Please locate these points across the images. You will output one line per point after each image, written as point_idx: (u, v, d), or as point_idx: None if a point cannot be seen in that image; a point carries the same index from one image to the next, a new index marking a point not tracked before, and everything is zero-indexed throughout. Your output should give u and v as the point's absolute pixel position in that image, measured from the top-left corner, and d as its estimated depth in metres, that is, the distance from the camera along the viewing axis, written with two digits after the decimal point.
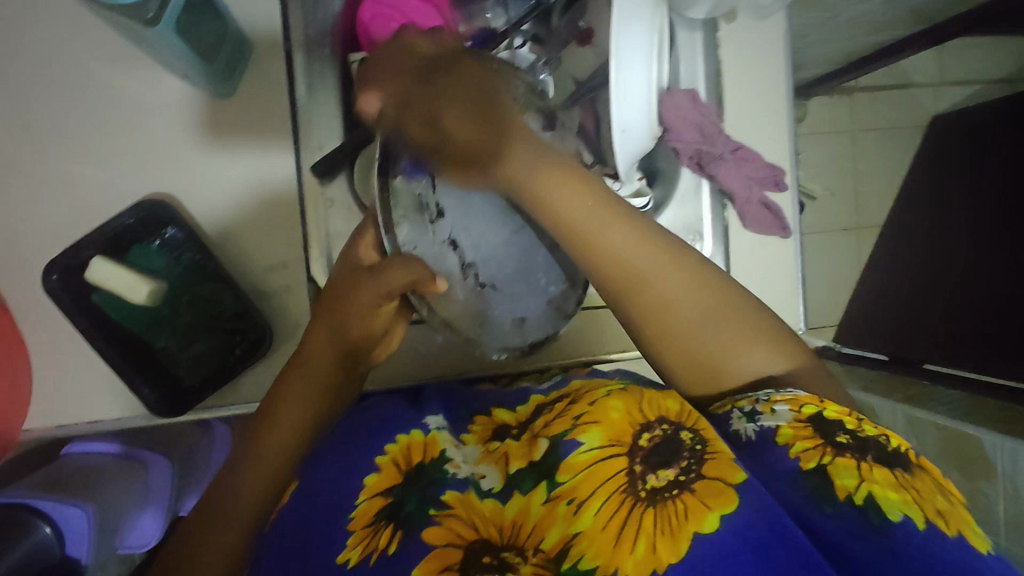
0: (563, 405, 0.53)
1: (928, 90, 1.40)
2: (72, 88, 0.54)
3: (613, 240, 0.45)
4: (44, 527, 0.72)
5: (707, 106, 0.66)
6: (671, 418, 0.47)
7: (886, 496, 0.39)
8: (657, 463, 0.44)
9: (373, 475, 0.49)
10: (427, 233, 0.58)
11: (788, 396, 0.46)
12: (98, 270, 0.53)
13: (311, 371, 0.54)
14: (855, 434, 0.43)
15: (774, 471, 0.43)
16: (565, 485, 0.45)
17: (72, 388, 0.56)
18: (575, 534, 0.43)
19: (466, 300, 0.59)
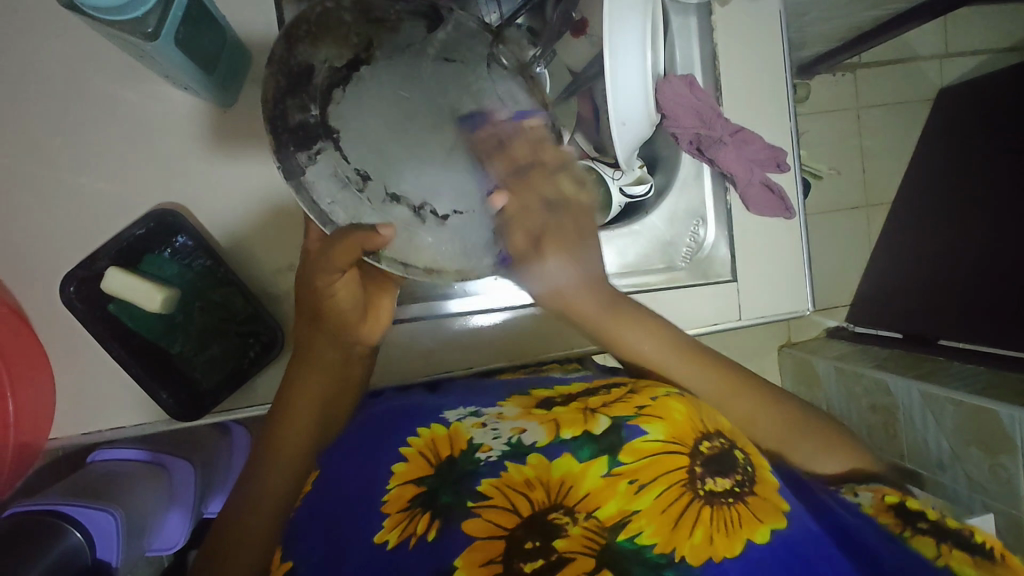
0: (621, 393, 0.56)
1: (935, 62, 1.38)
2: (76, 102, 0.56)
3: (687, 377, 0.61)
4: (74, 533, 0.74)
5: (704, 90, 0.66)
6: (726, 434, 0.52)
7: (963, 567, 0.45)
8: (716, 468, 0.48)
9: (402, 463, 0.50)
10: (360, 202, 0.47)
11: (873, 489, 0.56)
12: (114, 281, 0.54)
13: (314, 362, 0.55)
14: (938, 526, 0.50)
15: (853, 519, 0.51)
16: (628, 466, 0.48)
17: (92, 396, 0.58)
18: (635, 511, 0.45)
19: (437, 241, 0.49)
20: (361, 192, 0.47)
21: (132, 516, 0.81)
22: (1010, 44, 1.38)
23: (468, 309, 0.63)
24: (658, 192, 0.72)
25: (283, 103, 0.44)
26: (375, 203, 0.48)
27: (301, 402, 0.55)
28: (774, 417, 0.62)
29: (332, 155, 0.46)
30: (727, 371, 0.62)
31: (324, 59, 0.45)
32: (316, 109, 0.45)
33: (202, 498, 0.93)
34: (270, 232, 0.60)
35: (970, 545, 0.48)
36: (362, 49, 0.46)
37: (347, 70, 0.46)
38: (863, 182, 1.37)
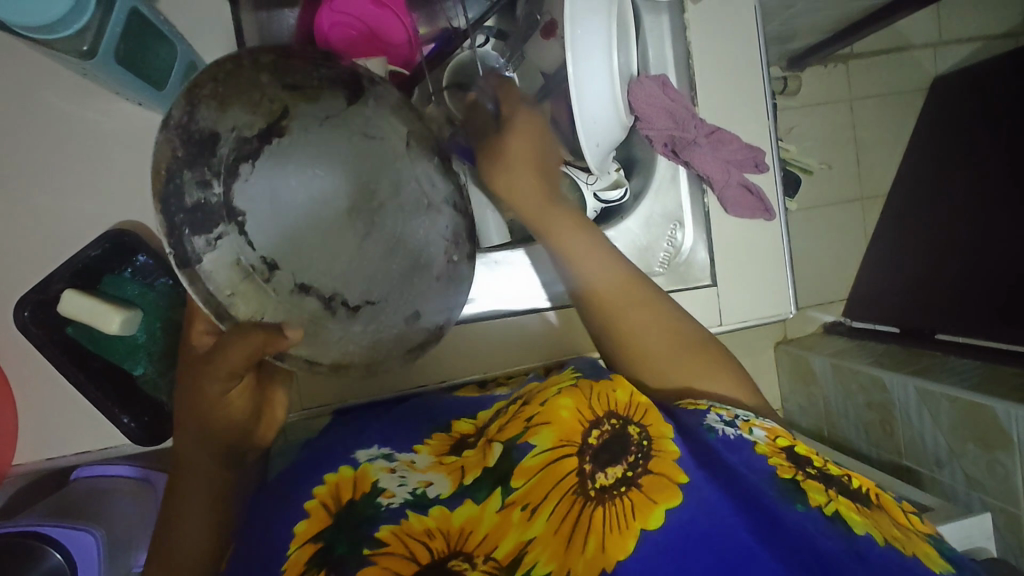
0: (517, 408, 0.53)
1: (927, 51, 1.35)
2: (29, 121, 0.54)
3: (592, 269, 0.60)
4: (53, 554, 0.72)
5: (678, 91, 0.64)
6: (620, 413, 0.49)
7: (850, 515, 0.43)
8: (605, 459, 0.46)
9: (302, 522, 0.46)
10: (265, 293, 0.48)
11: (765, 425, 0.51)
12: (73, 303, 0.53)
13: (198, 467, 0.51)
14: (822, 470, 0.48)
15: (751, 469, 0.46)
16: (519, 490, 0.46)
17: (55, 421, 0.57)
18: (530, 539, 0.43)
19: (348, 332, 0.50)
20: (268, 283, 0.48)
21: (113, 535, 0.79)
22: (1003, 31, 1.35)
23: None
24: (634, 196, 0.70)
25: (179, 178, 0.44)
26: (281, 293, 0.48)
27: (193, 492, 0.52)
28: (707, 365, 0.58)
29: (234, 239, 0.47)
30: (685, 331, 0.59)
31: (232, 127, 0.46)
32: (220, 187, 0.46)
33: None
34: None
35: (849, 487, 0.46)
36: (279, 115, 0.48)
37: (258, 141, 0.47)
38: (856, 174, 1.35)
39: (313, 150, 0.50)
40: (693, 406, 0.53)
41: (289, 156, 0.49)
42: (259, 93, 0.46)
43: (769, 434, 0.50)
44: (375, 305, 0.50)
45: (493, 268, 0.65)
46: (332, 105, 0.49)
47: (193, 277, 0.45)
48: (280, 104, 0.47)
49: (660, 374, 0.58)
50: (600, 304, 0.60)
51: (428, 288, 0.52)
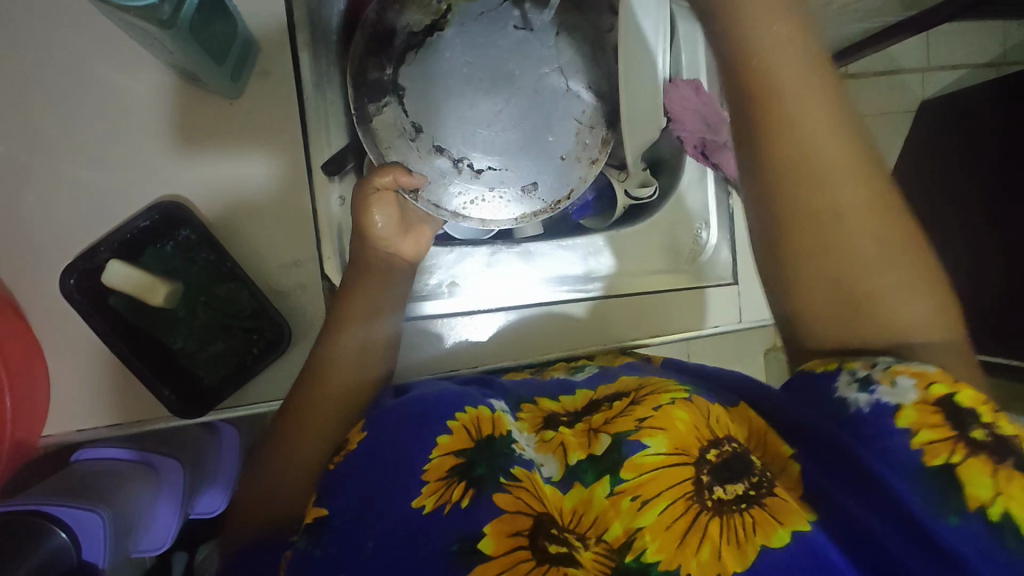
0: (624, 404, 0.52)
1: (916, 75, 1.39)
2: (78, 89, 0.54)
3: (787, 80, 0.48)
4: (58, 533, 0.71)
5: (710, 96, 0.70)
6: (738, 439, 0.48)
7: (1021, 513, 0.40)
8: (725, 476, 0.45)
9: (446, 435, 0.49)
10: (411, 148, 0.61)
11: (915, 371, 0.45)
12: (115, 274, 0.53)
13: (327, 387, 0.57)
14: (994, 431, 0.42)
15: (890, 455, 0.44)
16: (629, 482, 0.46)
17: (88, 390, 0.56)
18: (640, 527, 0.44)
19: (471, 189, 0.62)
20: (413, 141, 0.61)
21: (119, 517, 0.78)
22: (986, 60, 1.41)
23: (440, 310, 0.66)
24: (662, 194, 0.73)
25: (365, 61, 0.60)
26: (422, 150, 0.61)
27: (315, 413, 0.56)
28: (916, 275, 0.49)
29: (395, 108, 0.61)
30: (889, 228, 0.49)
31: (408, 24, 0.60)
32: (391, 69, 0.60)
33: (188, 498, 0.91)
34: (272, 223, 0.59)
35: None
36: (441, 15, 0.61)
37: (423, 34, 0.61)
38: None
39: (465, 42, 0.61)
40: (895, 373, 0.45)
41: (441, 49, 0.61)
42: None
43: (920, 379, 0.45)
44: (496, 171, 0.62)
45: (529, 258, 0.70)
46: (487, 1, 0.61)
47: (367, 129, 0.60)
48: (446, 3, 0.60)
49: (854, 288, 0.49)
50: (805, 190, 0.49)
51: (551, 165, 0.63)
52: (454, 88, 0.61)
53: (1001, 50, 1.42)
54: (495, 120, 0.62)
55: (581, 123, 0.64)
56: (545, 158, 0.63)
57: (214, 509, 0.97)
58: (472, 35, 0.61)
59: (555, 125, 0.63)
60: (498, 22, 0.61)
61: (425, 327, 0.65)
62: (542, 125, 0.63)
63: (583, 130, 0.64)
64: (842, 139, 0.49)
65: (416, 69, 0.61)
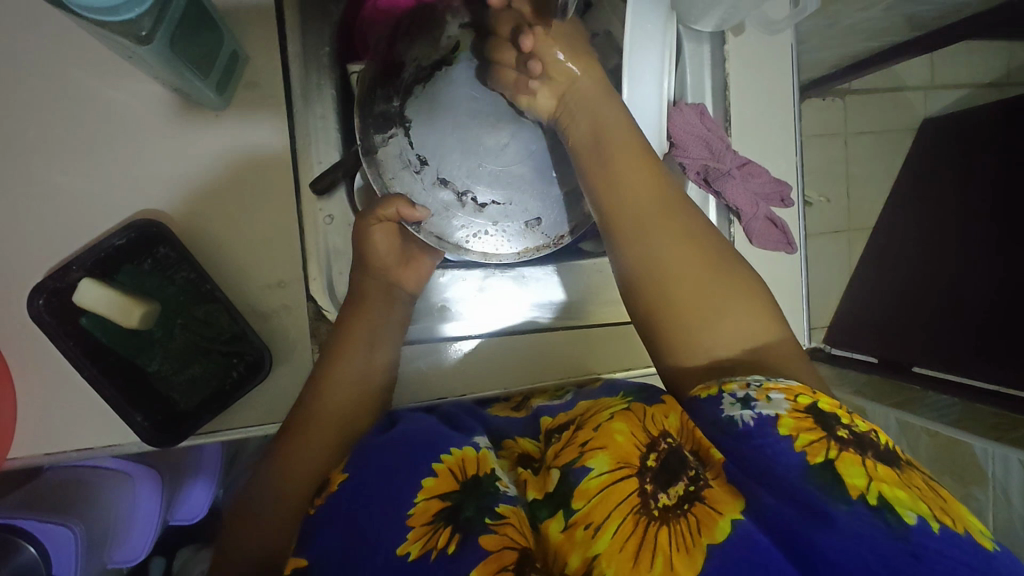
0: (569, 433, 0.51)
1: (920, 94, 1.34)
2: (53, 98, 0.52)
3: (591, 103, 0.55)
4: (26, 547, 0.69)
5: (715, 122, 0.67)
6: (674, 435, 0.48)
7: (897, 496, 0.37)
8: (665, 480, 0.44)
9: (431, 478, 0.47)
10: (416, 180, 0.61)
11: (782, 385, 0.43)
12: (88, 294, 0.51)
13: (325, 410, 0.55)
14: (852, 428, 0.41)
15: (775, 459, 0.40)
16: (581, 511, 0.44)
17: (58, 411, 0.54)
18: (596, 556, 0.41)
19: (472, 222, 0.62)
20: (418, 173, 0.61)
21: (91, 530, 0.75)
22: (992, 80, 1.35)
23: (458, 333, 0.64)
24: None
25: (374, 92, 0.59)
26: (426, 182, 0.61)
27: (315, 436, 0.55)
28: (741, 297, 0.50)
29: (401, 139, 0.60)
30: (701, 248, 0.51)
31: (416, 59, 0.61)
32: (398, 100, 0.60)
33: (169, 506, 0.87)
34: (256, 242, 0.56)
35: (883, 447, 0.40)
36: (452, 50, 0.61)
37: (431, 68, 0.61)
38: (847, 209, 1.32)
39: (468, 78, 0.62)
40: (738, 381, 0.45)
41: (446, 83, 0.61)
42: (442, 32, 0.62)
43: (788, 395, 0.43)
44: (500, 205, 0.62)
45: (521, 283, 0.67)
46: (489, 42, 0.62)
47: (371, 162, 0.59)
48: (454, 40, 0.61)
49: (675, 294, 0.49)
50: (614, 197, 0.52)
51: (556, 202, 0.63)
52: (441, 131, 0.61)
53: (1005, 70, 1.35)
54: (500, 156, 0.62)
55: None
56: (550, 198, 0.63)
57: (195, 514, 0.91)
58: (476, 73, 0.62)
59: (560, 163, 0.63)
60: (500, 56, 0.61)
61: (433, 347, 0.63)
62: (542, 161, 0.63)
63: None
64: (645, 168, 0.53)
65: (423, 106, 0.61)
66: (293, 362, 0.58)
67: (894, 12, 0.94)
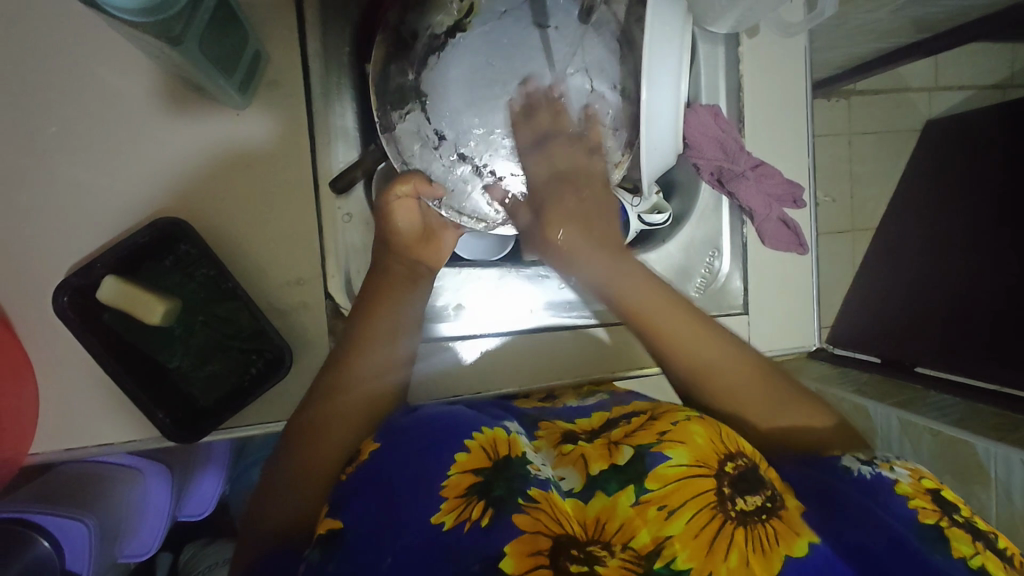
0: (642, 421, 0.52)
1: (924, 94, 1.34)
2: (75, 95, 0.52)
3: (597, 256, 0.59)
4: (41, 541, 0.69)
5: (729, 122, 0.67)
6: (747, 453, 0.49)
7: (1001, 573, 0.41)
8: (744, 488, 0.46)
9: (464, 452, 0.48)
10: (434, 156, 0.61)
11: (908, 467, 0.50)
12: (111, 290, 0.51)
13: (353, 393, 0.55)
14: (969, 521, 0.45)
15: (888, 509, 0.46)
16: (655, 492, 0.45)
17: (79, 406, 0.54)
18: (669, 536, 0.43)
19: (491, 195, 0.62)
20: (436, 149, 0.60)
21: (104, 523, 0.76)
22: (994, 82, 1.36)
23: (457, 334, 0.65)
24: (676, 220, 0.71)
25: (388, 68, 0.58)
26: (444, 158, 0.61)
27: (341, 418, 0.54)
28: (780, 398, 0.54)
29: (418, 116, 0.59)
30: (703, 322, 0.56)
31: (428, 29, 0.58)
32: (413, 74, 0.59)
33: (179, 500, 0.88)
34: (275, 240, 0.57)
35: (999, 545, 0.44)
36: (465, 14, 0.58)
37: (446, 37, 0.58)
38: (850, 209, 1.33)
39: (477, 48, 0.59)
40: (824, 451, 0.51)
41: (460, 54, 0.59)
42: None
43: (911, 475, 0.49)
44: (518, 177, 0.62)
45: (536, 281, 0.68)
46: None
47: (391, 140, 0.59)
48: (468, 2, 0.58)
49: (711, 382, 0.54)
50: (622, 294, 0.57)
51: None
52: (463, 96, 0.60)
53: (1008, 72, 1.36)
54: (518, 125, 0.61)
55: (605, 127, 0.61)
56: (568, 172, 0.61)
57: (201, 510, 0.92)
58: (494, 36, 0.59)
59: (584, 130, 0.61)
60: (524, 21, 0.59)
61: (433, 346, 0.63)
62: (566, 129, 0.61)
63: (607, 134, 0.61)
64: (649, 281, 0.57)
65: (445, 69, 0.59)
66: (311, 359, 0.59)
67: (903, 14, 0.94)
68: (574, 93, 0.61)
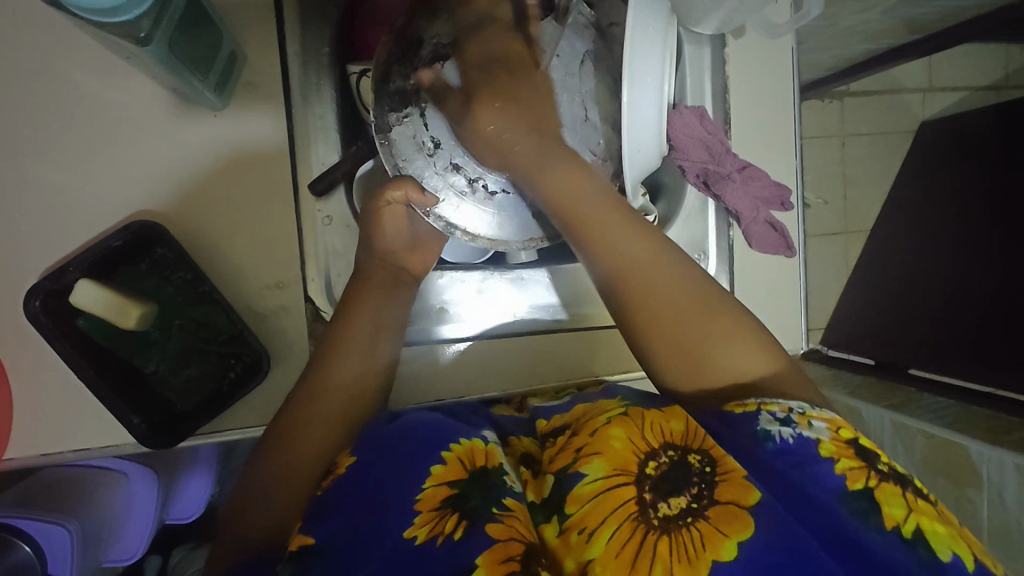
0: (565, 438, 0.51)
1: (917, 95, 1.34)
2: (49, 96, 0.51)
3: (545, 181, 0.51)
4: (22, 546, 0.68)
5: (715, 124, 0.66)
6: (676, 443, 0.46)
7: (933, 530, 0.38)
8: (666, 490, 0.43)
9: (440, 465, 0.47)
10: (428, 164, 0.60)
11: (824, 415, 0.44)
12: (85, 293, 0.50)
13: (331, 394, 0.54)
14: (893, 468, 0.41)
15: (816, 481, 0.41)
16: (573, 516, 0.44)
17: (54, 412, 0.53)
18: (590, 560, 0.42)
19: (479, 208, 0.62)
20: (431, 156, 0.60)
21: (87, 528, 0.75)
22: (988, 83, 1.35)
23: (457, 335, 0.64)
24: (663, 221, 0.70)
25: (389, 69, 0.58)
26: (439, 165, 0.60)
27: (317, 420, 0.52)
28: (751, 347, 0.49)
29: (416, 121, 0.59)
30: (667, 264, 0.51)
31: (433, 37, 0.58)
32: (415, 80, 0.59)
33: (165, 504, 0.87)
34: (254, 243, 0.56)
35: (922, 491, 0.41)
36: (471, 32, 0.59)
37: (450, 49, 0.58)
38: (844, 210, 1.33)
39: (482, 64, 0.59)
40: (740, 407, 0.46)
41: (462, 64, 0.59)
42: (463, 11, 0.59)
43: (830, 425, 0.44)
44: (508, 193, 0.62)
45: (521, 285, 0.67)
46: None
47: (385, 140, 0.58)
48: (477, 20, 0.59)
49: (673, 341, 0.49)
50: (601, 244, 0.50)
51: None
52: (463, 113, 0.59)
53: (1003, 74, 1.35)
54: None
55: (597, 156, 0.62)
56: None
57: (190, 514, 0.92)
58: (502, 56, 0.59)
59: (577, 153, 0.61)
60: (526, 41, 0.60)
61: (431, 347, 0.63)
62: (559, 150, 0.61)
63: (596, 161, 0.62)
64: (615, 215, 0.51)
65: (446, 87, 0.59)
66: (292, 363, 0.58)
67: (893, 15, 0.94)
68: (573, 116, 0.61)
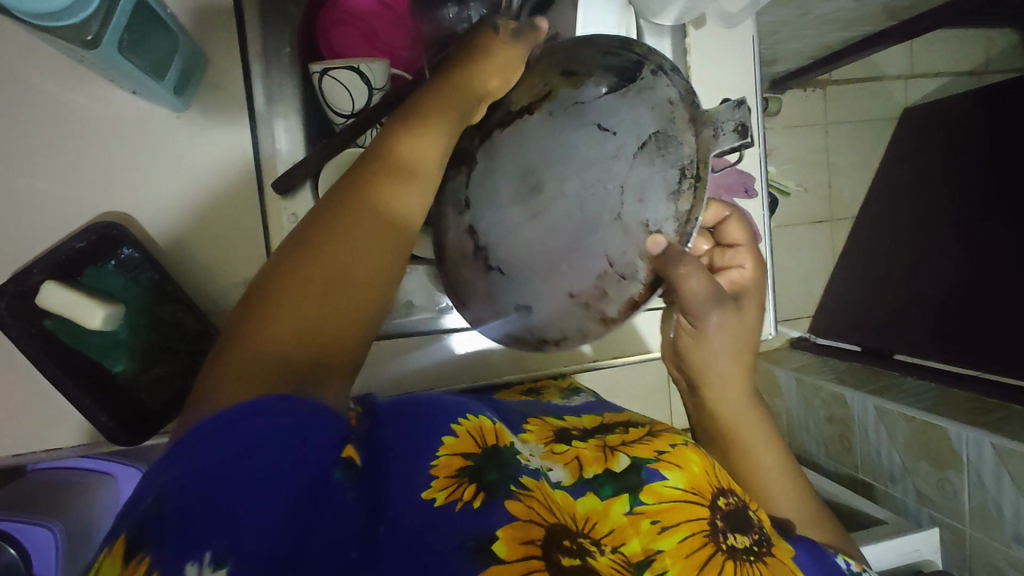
0: (641, 433, 0.55)
1: (899, 82, 1.34)
2: (13, 102, 0.52)
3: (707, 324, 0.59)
4: (8, 548, 0.68)
5: None
6: (737, 493, 0.52)
7: None
8: (734, 525, 0.48)
9: (452, 436, 0.41)
10: (455, 220, 0.55)
11: None
12: (52, 295, 0.51)
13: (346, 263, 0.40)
14: None
15: None
16: (650, 506, 0.47)
17: (23, 411, 0.54)
18: (658, 549, 0.44)
19: (472, 280, 0.55)
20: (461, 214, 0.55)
21: (75, 531, 0.74)
22: (968, 69, 1.36)
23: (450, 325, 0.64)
24: None
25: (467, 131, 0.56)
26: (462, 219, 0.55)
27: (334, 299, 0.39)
28: (800, 497, 0.60)
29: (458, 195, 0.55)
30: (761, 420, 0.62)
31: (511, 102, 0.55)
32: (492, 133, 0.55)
33: None
34: (220, 244, 0.57)
35: None
36: (543, 96, 0.54)
37: (517, 114, 0.55)
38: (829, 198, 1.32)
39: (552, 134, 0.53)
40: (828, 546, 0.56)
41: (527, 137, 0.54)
42: (539, 78, 0.55)
43: None
44: (501, 275, 0.54)
45: None
46: (588, 93, 0.53)
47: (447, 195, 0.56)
48: (549, 89, 0.54)
49: (751, 481, 0.60)
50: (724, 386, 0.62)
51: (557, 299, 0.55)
52: (496, 195, 0.54)
53: (983, 58, 1.37)
54: (539, 225, 0.54)
55: (609, 269, 0.53)
56: (552, 287, 0.54)
57: None
58: (563, 132, 0.53)
59: (609, 231, 0.52)
60: (582, 121, 0.53)
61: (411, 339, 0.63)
62: (557, 253, 0.54)
63: (608, 274, 0.53)
64: (742, 353, 0.62)
65: (480, 181, 0.55)
66: None
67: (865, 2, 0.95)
68: (652, 215, 0.51)
